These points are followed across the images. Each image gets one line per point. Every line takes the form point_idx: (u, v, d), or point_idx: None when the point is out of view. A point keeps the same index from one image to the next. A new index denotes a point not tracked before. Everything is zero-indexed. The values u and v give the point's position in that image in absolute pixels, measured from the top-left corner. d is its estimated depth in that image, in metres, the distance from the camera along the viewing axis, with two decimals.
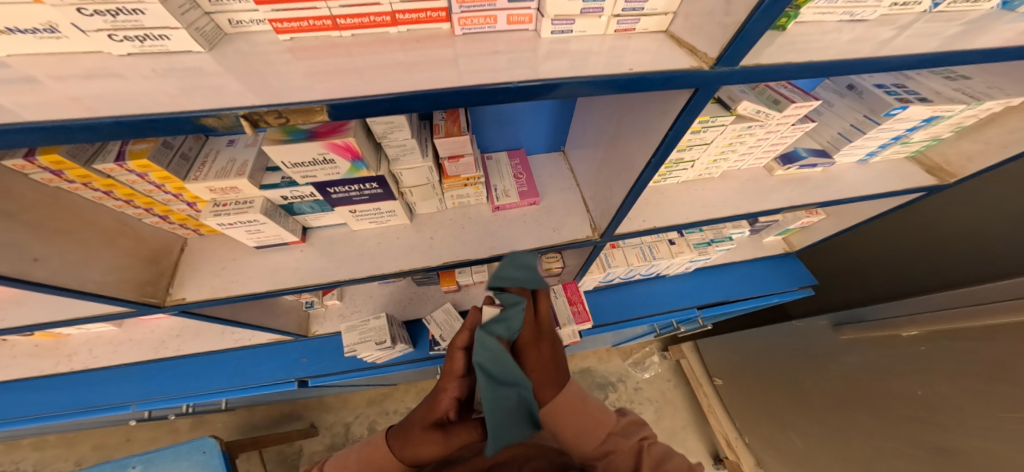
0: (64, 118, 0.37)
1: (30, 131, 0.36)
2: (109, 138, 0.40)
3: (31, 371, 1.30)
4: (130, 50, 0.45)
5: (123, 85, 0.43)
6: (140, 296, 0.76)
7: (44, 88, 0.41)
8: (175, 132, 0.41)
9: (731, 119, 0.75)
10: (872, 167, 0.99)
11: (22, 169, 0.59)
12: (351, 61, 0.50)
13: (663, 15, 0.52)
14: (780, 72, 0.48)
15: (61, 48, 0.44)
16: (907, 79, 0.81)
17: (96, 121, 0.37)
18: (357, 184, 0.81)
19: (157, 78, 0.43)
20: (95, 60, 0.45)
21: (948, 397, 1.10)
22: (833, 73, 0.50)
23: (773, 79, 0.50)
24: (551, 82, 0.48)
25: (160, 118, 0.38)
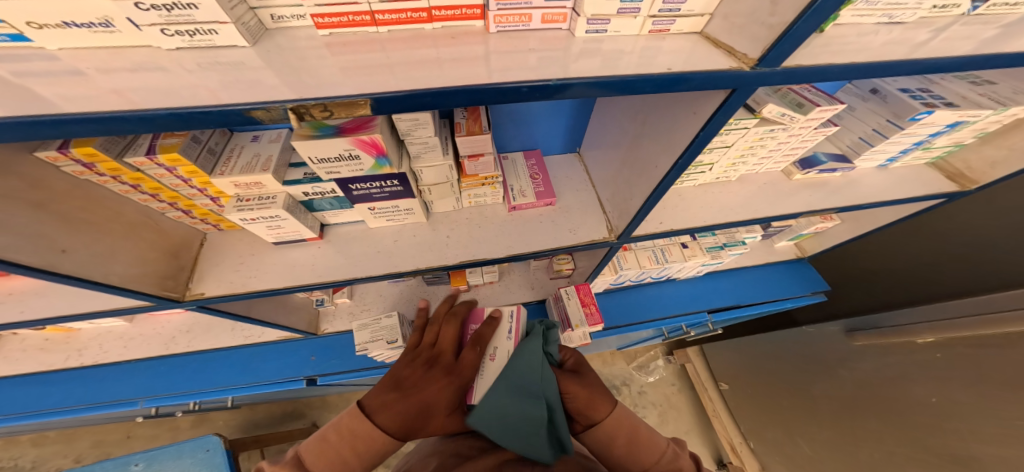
0: (115, 110, 0.37)
1: (82, 123, 0.36)
2: (158, 131, 0.40)
3: (40, 366, 1.29)
4: (178, 46, 0.46)
5: (168, 78, 0.43)
6: (161, 290, 0.76)
7: (93, 81, 0.41)
8: (220, 126, 0.41)
9: (754, 122, 0.75)
10: (891, 172, 0.99)
11: (55, 161, 0.59)
12: (387, 56, 0.51)
13: (699, 16, 0.52)
14: (816, 73, 0.48)
15: (111, 42, 0.45)
16: (932, 84, 0.81)
17: (148, 113, 0.38)
18: (379, 181, 0.81)
19: (203, 73, 0.44)
20: (142, 55, 0.45)
21: (962, 405, 1.10)
22: (870, 75, 0.50)
23: (811, 80, 0.50)
24: (561, 84, 0.48)
25: (207, 110, 0.38)
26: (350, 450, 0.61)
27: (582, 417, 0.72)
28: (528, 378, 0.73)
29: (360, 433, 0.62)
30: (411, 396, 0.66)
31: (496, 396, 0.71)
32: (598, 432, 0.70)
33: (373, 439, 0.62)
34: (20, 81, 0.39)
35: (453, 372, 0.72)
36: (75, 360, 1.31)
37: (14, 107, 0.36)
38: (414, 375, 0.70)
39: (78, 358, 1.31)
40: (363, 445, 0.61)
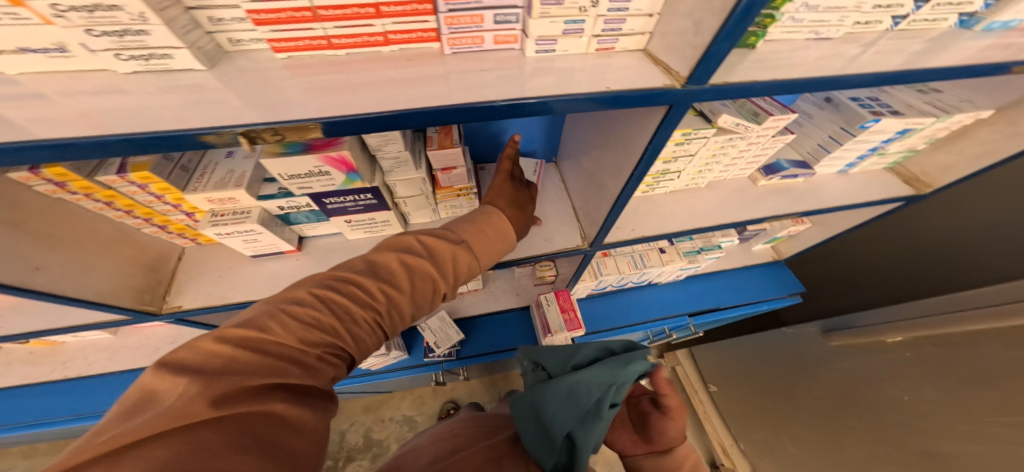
0: (74, 135, 0.39)
1: (41, 149, 0.38)
2: (116, 155, 0.42)
3: (25, 379, 1.30)
4: (135, 69, 0.48)
5: (131, 100, 0.45)
6: (136, 304, 0.79)
7: (58, 104, 0.43)
8: (178, 149, 0.43)
9: (712, 131, 0.78)
10: (852, 177, 1.02)
11: (26, 181, 0.60)
12: (347, 77, 0.53)
13: (640, 34, 0.55)
14: (747, 89, 0.50)
15: (70, 66, 0.47)
16: (882, 93, 0.85)
17: (105, 139, 0.39)
18: (352, 195, 0.83)
19: (165, 95, 0.46)
20: (101, 78, 0.47)
21: (935, 404, 1.14)
22: (806, 88, 0.52)
23: (742, 96, 0.52)
24: (533, 101, 0.50)
25: (162, 135, 0.40)
26: (466, 257, 0.66)
27: (661, 441, 0.76)
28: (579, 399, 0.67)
29: (478, 239, 0.69)
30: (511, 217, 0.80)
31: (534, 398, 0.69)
32: (666, 460, 0.74)
33: (492, 250, 0.71)
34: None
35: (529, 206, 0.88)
36: (59, 372, 1.30)
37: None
38: (503, 198, 0.82)
39: (62, 371, 1.31)
40: (480, 253, 0.69)
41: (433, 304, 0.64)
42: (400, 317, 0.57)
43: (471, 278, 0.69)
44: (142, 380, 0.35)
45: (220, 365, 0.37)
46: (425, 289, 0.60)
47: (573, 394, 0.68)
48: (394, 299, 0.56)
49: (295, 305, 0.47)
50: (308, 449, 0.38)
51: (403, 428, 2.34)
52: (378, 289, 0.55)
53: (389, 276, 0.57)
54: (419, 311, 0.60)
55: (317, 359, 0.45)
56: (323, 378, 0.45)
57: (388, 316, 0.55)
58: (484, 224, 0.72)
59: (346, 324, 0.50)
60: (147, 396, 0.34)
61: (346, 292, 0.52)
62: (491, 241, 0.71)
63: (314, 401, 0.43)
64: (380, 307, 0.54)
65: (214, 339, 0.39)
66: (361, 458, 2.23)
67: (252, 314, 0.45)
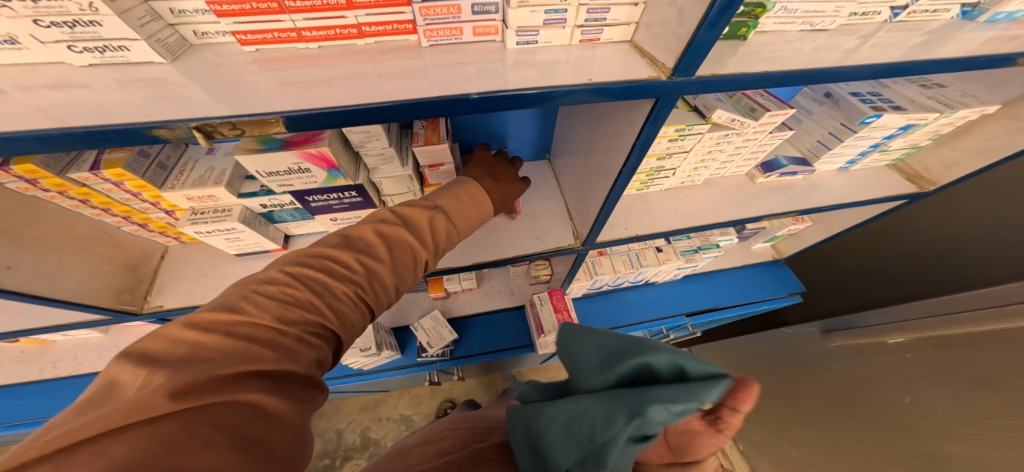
0: (18, 129, 0.37)
1: None
2: (64, 150, 0.40)
3: (16, 377, 1.30)
4: (90, 62, 0.46)
5: (87, 95, 0.43)
6: (115, 304, 0.77)
7: (8, 97, 0.41)
8: (132, 144, 0.41)
9: (706, 127, 0.74)
10: (853, 174, 0.99)
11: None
12: (320, 72, 0.51)
13: (626, 24, 0.52)
14: (738, 82, 0.47)
15: (24, 60, 0.45)
16: (883, 88, 0.81)
17: (48, 133, 0.37)
18: (336, 192, 0.81)
19: (124, 89, 0.44)
20: (55, 72, 0.45)
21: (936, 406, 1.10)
22: (800, 82, 0.49)
23: (731, 90, 0.49)
24: (507, 94, 0.48)
25: (113, 130, 0.38)
26: (444, 222, 0.61)
27: None
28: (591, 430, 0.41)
29: (452, 203, 0.65)
30: (494, 190, 0.76)
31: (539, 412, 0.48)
32: None
33: (472, 219, 0.68)
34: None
35: (518, 183, 0.84)
36: (50, 372, 1.30)
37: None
38: (486, 178, 0.79)
39: (52, 370, 1.31)
40: (457, 219, 0.65)
41: (418, 278, 0.59)
42: (384, 287, 0.52)
43: (454, 245, 0.64)
44: (104, 373, 0.31)
45: (186, 353, 0.33)
46: (405, 258, 0.54)
47: (600, 439, 0.39)
48: (374, 269, 0.51)
49: (264, 284, 0.42)
50: (291, 443, 0.34)
51: (400, 427, 2.34)
52: (354, 260, 0.50)
53: (364, 247, 0.53)
54: (403, 283, 0.55)
55: (296, 340, 0.40)
56: (304, 361, 0.39)
57: (369, 287, 0.49)
58: (459, 191, 0.68)
59: (325, 299, 0.45)
60: (110, 386, 0.30)
61: (320, 266, 0.47)
62: (471, 205, 0.68)
63: (296, 391, 0.37)
64: (360, 279, 0.49)
65: (180, 326, 0.35)
66: (359, 457, 2.23)
67: (219, 298, 0.41)
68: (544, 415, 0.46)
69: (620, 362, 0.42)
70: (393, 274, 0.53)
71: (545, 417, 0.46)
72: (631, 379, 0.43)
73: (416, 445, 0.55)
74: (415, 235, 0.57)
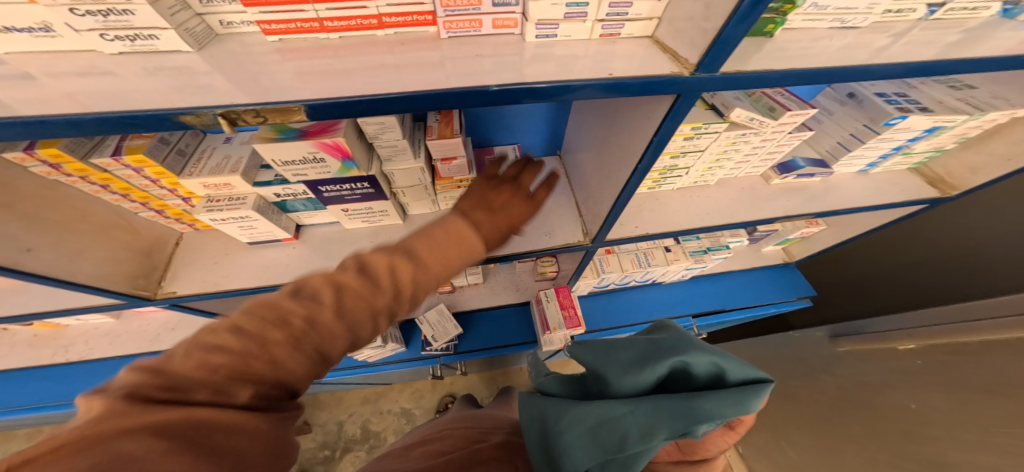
0: (49, 113, 0.38)
1: (15, 126, 0.37)
2: (93, 135, 0.40)
3: (30, 360, 1.33)
4: (121, 50, 0.46)
5: (115, 82, 0.43)
6: (130, 289, 0.78)
7: (39, 83, 0.42)
8: (158, 130, 0.41)
9: (724, 126, 0.73)
10: (872, 177, 0.97)
11: (22, 162, 0.60)
12: (339, 62, 0.51)
13: (648, 20, 0.52)
14: (765, 79, 0.46)
15: (56, 47, 0.45)
16: (910, 88, 0.79)
17: (79, 117, 0.38)
18: (349, 183, 0.81)
19: (148, 77, 0.44)
20: (85, 59, 0.46)
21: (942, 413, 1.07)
22: (828, 80, 0.48)
23: (759, 86, 0.48)
24: (525, 87, 0.47)
25: (140, 115, 0.39)
26: (411, 270, 0.47)
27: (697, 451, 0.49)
28: (626, 432, 0.43)
29: (426, 245, 0.49)
30: (495, 214, 0.60)
31: (564, 411, 0.50)
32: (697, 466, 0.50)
33: (451, 257, 0.51)
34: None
35: (530, 200, 0.66)
36: (62, 356, 1.33)
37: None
38: (489, 196, 0.62)
39: (64, 354, 1.33)
40: (427, 256, 0.49)
41: (376, 330, 0.47)
42: (328, 339, 0.41)
43: (428, 294, 0.50)
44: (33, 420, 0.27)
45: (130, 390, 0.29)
46: (356, 310, 0.43)
47: (635, 444, 0.42)
48: (316, 319, 0.40)
49: (205, 334, 0.36)
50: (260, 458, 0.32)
51: (400, 420, 2.37)
52: (294, 314, 0.39)
53: (313, 295, 0.42)
54: (352, 335, 0.44)
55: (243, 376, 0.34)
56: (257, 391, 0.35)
57: (308, 339, 0.39)
58: (436, 229, 0.51)
59: (255, 353, 0.36)
60: None
61: (258, 315, 0.38)
62: (454, 248, 0.51)
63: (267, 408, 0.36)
64: (297, 330, 0.39)
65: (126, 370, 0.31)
66: (358, 449, 2.26)
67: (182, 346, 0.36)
68: (571, 413, 0.48)
69: (662, 364, 0.45)
70: (337, 322, 0.42)
71: (573, 418, 0.47)
72: (668, 378, 0.47)
73: (422, 441, 0.55)
74: (367, 280, 0.45)
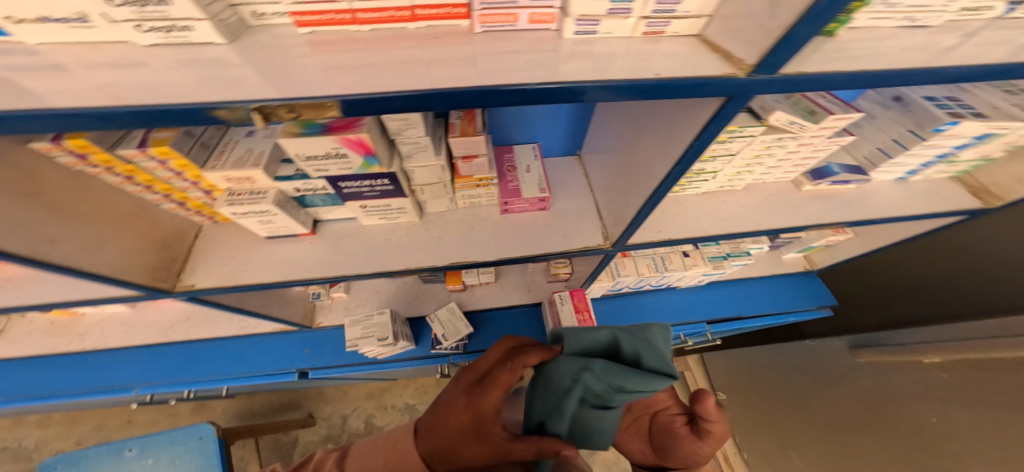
0: (82, 105, 0.37)
1: (46, 117, 0.35)
2: (127, 128, 0.39)
3: (45, 348, 1.35)
4: (155, 42, 0.45)
5: (147, 74, 0.42)
6: (150, 281, 0.77)
7: (70, 75, 0.40)
8: (191, 124, 0.40)
9: (760, 130, 0.71)
10: (910, 185, 0.93)
11: (48, 152, 0.59)
12: (373, 56, 0.49)
13: (697, 17, 0.48)
14: (829, 80, 0.43)
15: (91, 38, 0.44)
16: (961, 92, 0.76)
17: (114, 110, 0.37)
18: (370, 180, 0.80)
19: (180, 70, 0.43)
20: (119, 51, 0.44)
21: (964, 427, 1.06)
22: (895, 82, 0.45)
23: (819, 89, 0.45)
24: (568, 86, 0.45)
25: (174, 109, 0.38)
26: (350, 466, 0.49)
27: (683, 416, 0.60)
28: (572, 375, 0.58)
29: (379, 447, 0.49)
30: (435, 424, 0.47)
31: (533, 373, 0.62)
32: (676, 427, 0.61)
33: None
34: (1, 75, 0.39)
35: (493, 438, 0.44)
36: (77, 344, 1.36)
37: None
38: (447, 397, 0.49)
39: (80, 342, 1.37)
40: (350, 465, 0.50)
41: None
42: None
43: None
44: None
45: None
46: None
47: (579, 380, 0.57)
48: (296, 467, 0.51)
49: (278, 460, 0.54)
50: None
51: (404, 416, 2.38)
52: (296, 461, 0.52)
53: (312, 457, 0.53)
54: None
55: None
56: None
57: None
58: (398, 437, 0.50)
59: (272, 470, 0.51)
60: None
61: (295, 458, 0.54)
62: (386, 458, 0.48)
63: None
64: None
65: None
66: None
67: None
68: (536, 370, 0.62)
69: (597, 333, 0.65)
70: None
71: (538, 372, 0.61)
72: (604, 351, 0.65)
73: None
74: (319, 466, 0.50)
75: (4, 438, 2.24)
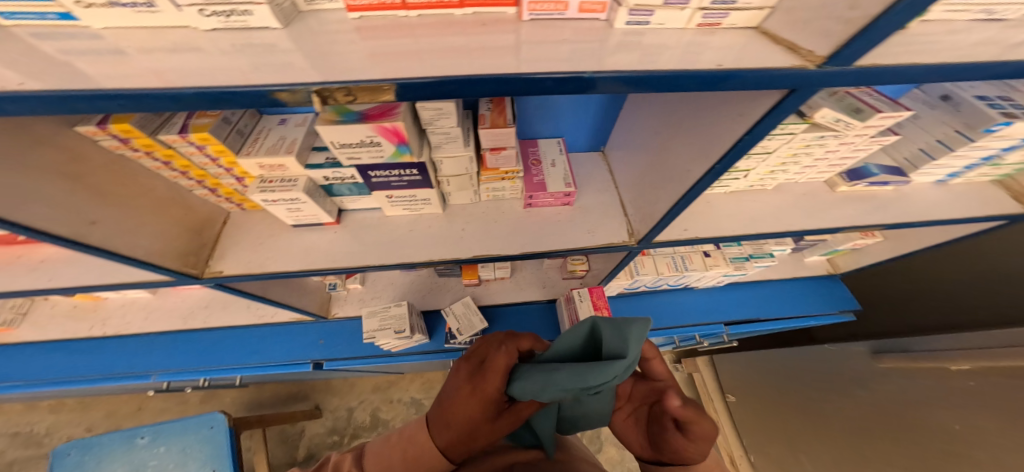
0: (147, 86, 0.36)
1: (117, 98, 0.36)
2: (189, 111, 0.39)
3: (68, 332, 1.38)
4: (215, 27, 0.44)
5: (203, 59, 0.41)
6: (181, 267, 0.77)
7: (129, 59, 0.40)
8: (251, 107, 0.39)
9: (803, 127, 0.68)
10: (950, 188, 0.91)
11: (93, 135, 0.60)
12: (414, 42, 0.47)
13: (757, 9, 0.47)
14: (906, 73, 0.42)
15: (152, 22, 0.43)
16: (1014, 91, 0.73)
17: (180, 92, 0.36)
18: (399, 169, 0.79)
19: (235, 54, 0.42)
20: (180, 35, 0.44)
21: (989, 435, 1.04)
22: (970, 77, 0.43)
23: (893, 82, 0.44)
24: (627, 76, 0.43)
25: (237, 90, 0.37)
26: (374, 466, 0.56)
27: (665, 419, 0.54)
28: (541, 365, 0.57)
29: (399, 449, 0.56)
30: (450, 416, 0.54)
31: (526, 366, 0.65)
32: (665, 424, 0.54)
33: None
34: (62, 58, 0.38)
35: (502, 417, 0.54)
36: (100, 329, 1.38)
37: (46, 79, 0.36)
38: (452, 390, 0.56)
39: (102, 327, 1.39)
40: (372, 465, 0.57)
41: None
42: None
43: None
44: None
45: None
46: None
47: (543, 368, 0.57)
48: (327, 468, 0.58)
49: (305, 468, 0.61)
50: None
51: (410, 410, 2.39)
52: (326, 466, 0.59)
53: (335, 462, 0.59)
54: None
55: None
56: None
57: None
58: (414, 436, 0.56)
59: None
60: None
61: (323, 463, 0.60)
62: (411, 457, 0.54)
63: None
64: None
65: None
66: (367, 436, 2.29)
67: None
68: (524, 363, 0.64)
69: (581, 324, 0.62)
70: None
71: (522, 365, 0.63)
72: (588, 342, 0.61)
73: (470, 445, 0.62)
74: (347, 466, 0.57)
75: (18, 422, 2.28)
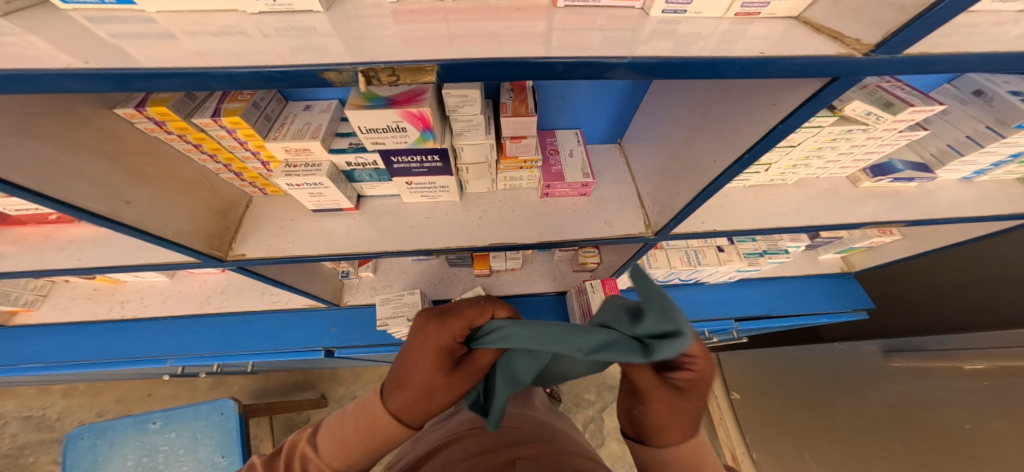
0: (205, 65, 0.37)
1: (175, 77, 0.36)
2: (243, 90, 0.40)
3: (86, 313, 1.42)
4: (260, 10, 0.45)
5: (247, 42, 0.42)
6: (207, 248, 0.78)
7: (177, 42, 0.40)
8: (299, 87, 0.40)
9: (832, 120, 0.68)
10: (976, 186, 0.90)
11: (130, 117, 0.63)
12: (447, 27, 0.47)
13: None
14: (954, 62, 0.41)
15: (201, 6, 0.44)
16: None
17: (235, 70, 0.37)
18: (420, 155, 0.79)
19: (279, 37, 0.42)
20: (229, 19, 0.44)
21: None
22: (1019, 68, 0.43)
23: (941, 72, 0.43)
24: (667, 62, 0.43)
25: (289, 70, 0.37)
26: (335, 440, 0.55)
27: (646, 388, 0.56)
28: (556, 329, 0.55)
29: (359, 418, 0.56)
30: (410, 374, 0.56)
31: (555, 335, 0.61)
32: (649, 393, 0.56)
33: (354, 449, 0.54)
34: (113, 41, 0.39)
35: (461, 368, 0.58)
36: (118, 311, 1.43)
37: (103, 61, 0.37)
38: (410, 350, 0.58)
39: (120, 310, 1.44)
40: (329, 449, 0.54)
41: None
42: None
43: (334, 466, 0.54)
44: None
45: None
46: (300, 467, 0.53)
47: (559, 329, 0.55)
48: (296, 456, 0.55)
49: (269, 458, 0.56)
50: None
51: None
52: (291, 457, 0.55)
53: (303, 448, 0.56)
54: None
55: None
56: None
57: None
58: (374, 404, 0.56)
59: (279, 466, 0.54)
60: None
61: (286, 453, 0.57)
62: (370, 421, 0.55)
63: None
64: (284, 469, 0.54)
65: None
66: None
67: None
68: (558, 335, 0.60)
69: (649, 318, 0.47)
70: None
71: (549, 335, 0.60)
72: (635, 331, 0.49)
73: (445, 443, 0.59)
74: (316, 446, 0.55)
75: (32, 406, 2.35)
